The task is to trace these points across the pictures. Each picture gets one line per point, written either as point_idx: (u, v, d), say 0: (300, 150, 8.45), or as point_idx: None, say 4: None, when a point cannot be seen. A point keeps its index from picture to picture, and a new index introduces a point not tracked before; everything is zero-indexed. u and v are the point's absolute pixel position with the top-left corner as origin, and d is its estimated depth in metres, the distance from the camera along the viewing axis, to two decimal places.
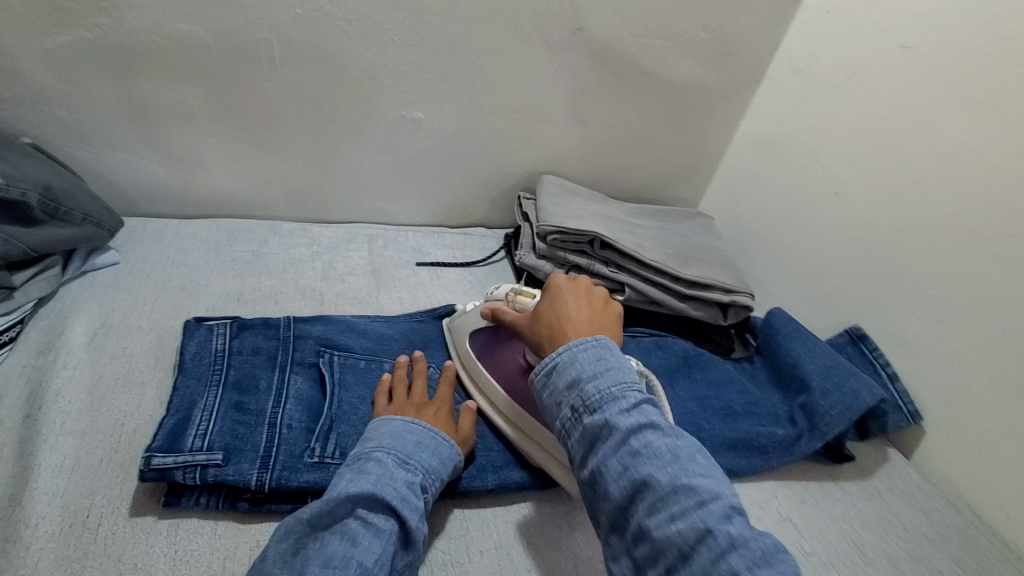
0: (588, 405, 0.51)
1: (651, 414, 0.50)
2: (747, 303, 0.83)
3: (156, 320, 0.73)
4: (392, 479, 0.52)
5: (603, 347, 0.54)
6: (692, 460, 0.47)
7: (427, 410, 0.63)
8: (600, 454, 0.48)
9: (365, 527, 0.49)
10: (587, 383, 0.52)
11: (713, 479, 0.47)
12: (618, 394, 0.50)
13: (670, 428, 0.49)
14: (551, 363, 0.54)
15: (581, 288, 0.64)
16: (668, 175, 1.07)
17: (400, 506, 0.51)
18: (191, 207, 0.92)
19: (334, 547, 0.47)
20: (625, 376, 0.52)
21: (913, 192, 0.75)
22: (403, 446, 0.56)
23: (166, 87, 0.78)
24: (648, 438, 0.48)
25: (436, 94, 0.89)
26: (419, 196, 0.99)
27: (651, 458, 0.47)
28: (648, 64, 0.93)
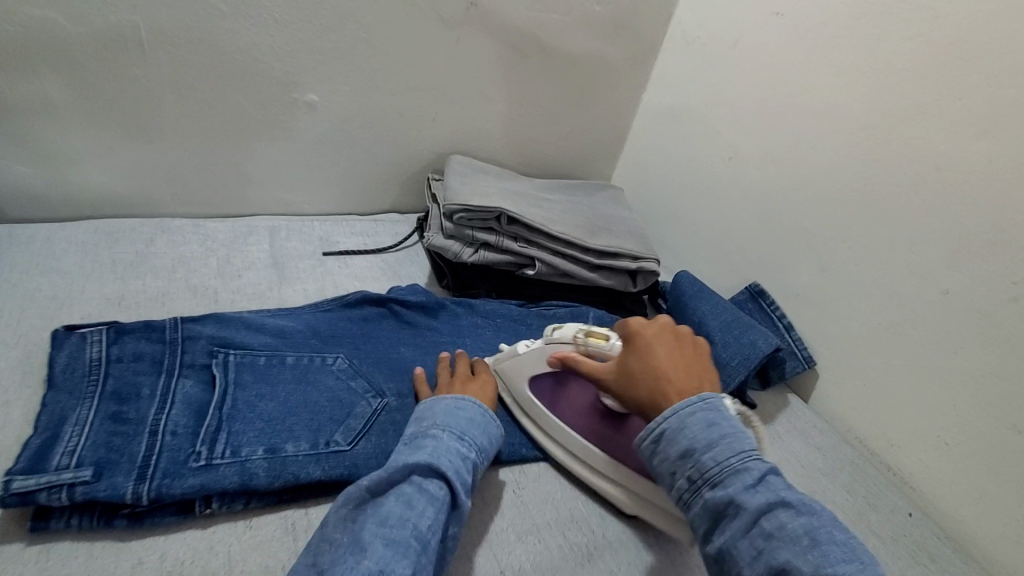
0: (707, 478, 0.48)
1: (777, 488, 0.46)
2: (654, 269, 0.83)
3: (21, 332, 0.62)
4: (447, 451, 0.53)
5: (714, 408, 0.51)
6: (835, 545, 0.43)
7: (469, 386, 0.65)
8: (728, 532, 0.46)
9: (419, 492, 0.48)
10: (703, 454, 0.49)
11: (861, 566, 0.42)
12: (740, 466, 0.47)
13: (805, 503, 0.45)
14: (658, 430, 0.51)
15: (664, 333, 0.59)
16: (579, 149, 1.08)
17: (454, 477, 0.50)
18: (62, 209, 0.82)
19: (390, 509, 0.46)
20: (742, 444, 0.48)
21: (796, 153, 0.82)
22: (456, 423, 0.57)
23: (21, 80, 0.71)
24: (781, 518, 0.44)
25: (330, 74, 0.84)
26: (326, 183, 0.94)
27: (787, 541, 0.43)
28: (548, 39, 0.93)
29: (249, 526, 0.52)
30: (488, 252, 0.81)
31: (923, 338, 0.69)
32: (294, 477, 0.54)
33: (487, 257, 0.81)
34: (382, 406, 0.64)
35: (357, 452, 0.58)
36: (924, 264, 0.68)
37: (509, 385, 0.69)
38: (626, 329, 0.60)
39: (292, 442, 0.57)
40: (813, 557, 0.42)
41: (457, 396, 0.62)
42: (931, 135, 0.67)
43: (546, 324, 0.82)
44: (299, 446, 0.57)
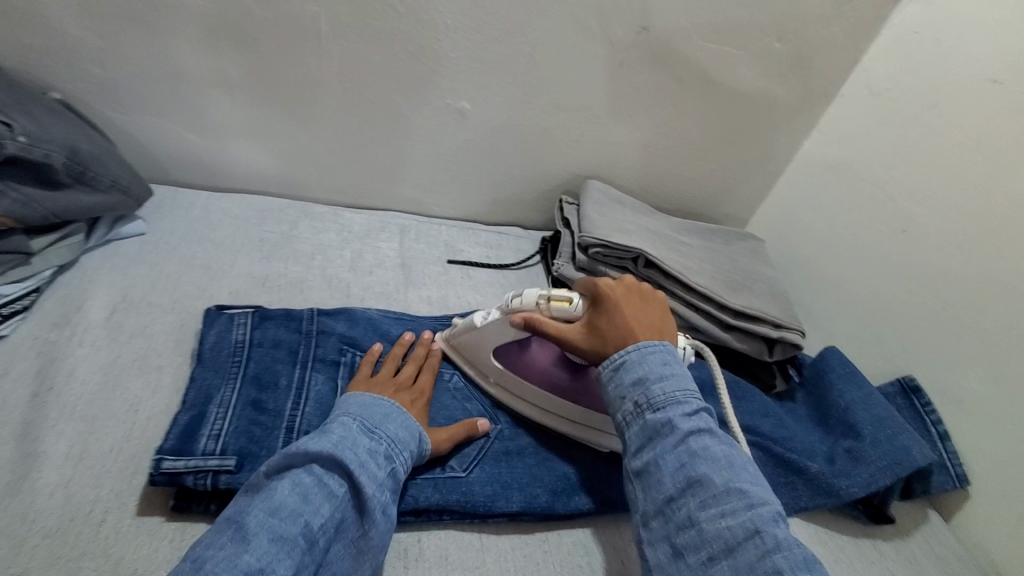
0: (652, 402, 0.52)
1: (708, 422, 0.52)
2: (797, 341, 0.76)
3: (177, 299, 0.65)
4: (354, 444, 0.49)
5: (669, 353, 0.56)
6: (745, 471, 0.49)
7: (403, 394, 0.60)
8: (657, 449, 0.50)
9: (319, 487, 0.46)
10: (652, 383, 0.53)
11: (762, 489, 0.48)
12: (680, 398, 0.52)
13: (725, 438, 0.51)
14: (619, 359, 0.56)
15: (633, 294, 0.61)
16: (719, 190, 1.02)
17: (358, 473, 0.48)
18: (220, 179, 0.88)
19: (283, 500, 0.44)
20: (687, 384, 0.54)
21: (990, 241, 0.71)
22: (369, 415, 0.53)
23: (206, 54, 0.75)
24: (706, 442, 0.50)
25: (487, 83, 0.83)
26: (459, 189, 0.94)
27: (707, 460, 0.48)
28: (713, 71, 0.86)
29: None
30: None
31: None
32: (412, 498, 0.53)
33: None
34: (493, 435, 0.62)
35: (471, 480, 0.56)
36: None
37: (470, 352, 0.66)
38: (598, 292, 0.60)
39: None
40: (724, 475, 0.47)
41: (377, 395, 0.57)
42: None
43: None
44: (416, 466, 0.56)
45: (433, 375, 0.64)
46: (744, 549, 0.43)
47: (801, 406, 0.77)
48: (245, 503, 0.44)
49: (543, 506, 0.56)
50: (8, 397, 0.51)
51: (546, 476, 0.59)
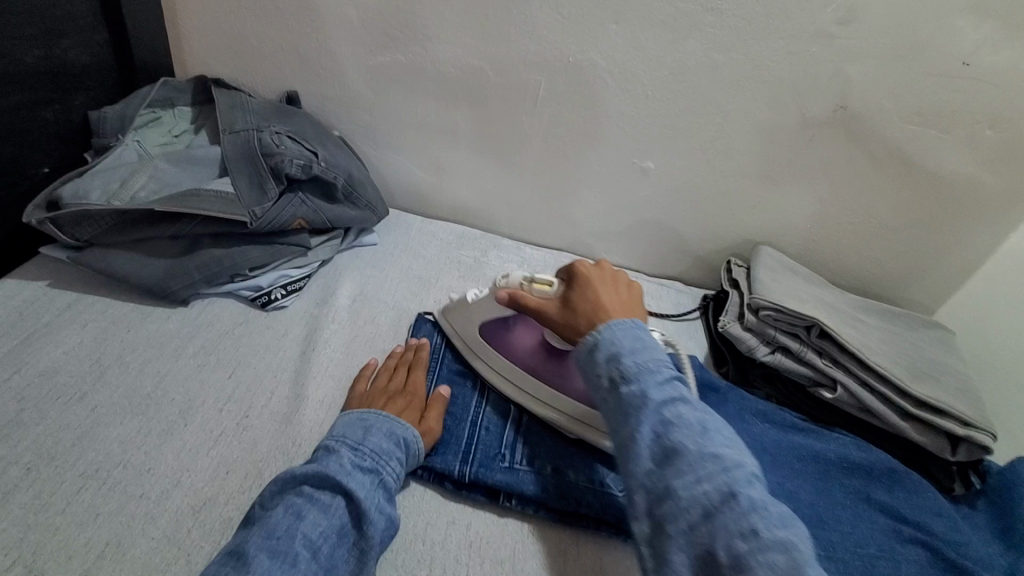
0: (625, 376, 0.53)
1: (680, 390, 0.52)
2: (989, 446, 0.69)
3: (397, 299, 0.81)
4: (337, 460, 0.52)
5: (638, 328, 0.57)
6: (719, 434, 0.49)
7: (398, 399, 0.62)
8: (632, 423, 0.50)
9: (311, 503, 0.48)
10: (625, 357, 0.54)
11: (736, 450, 0.48)
12: (654, 368, 0.53)
13: (701, 406, 0.51)
14: (592, 338, 0.57)
15: (605, 275, 0.65)
16: (904, 273, 0.97)
17: (346, 481, 0.50)
18: (432, 208, 1.06)
19: (276, 520, 0.46)
20: (658, 355, 0.55)
21: None
22: (353, 434, 0.56)
23: (446, 108, 0.93)
24: (680, 410, 0.50)
25: (673, 147, 0.90)
26: (629, 239, 1.02)
27: (682, 427, 0.48)
28: (912, 152, 0.85)
29: (532, 532, 0.58)
30: (784, 357, 0.77)
31: None
32: (574, 502, 0.58)
33: (782, 362, 0.77)
34: None
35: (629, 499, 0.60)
36: None
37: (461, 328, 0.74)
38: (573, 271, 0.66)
39: (574, 469, 0.62)
40: (698, 439, 0.47)
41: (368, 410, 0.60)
42: None
43: (830, 447, 0.73)
44: (578, 475, 0.61)
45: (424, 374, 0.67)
46: (721, 513, 0.43)
47: (989, 520, 0.69)
48: (244, 534, 0.46)
49: None
50: (288, 351, 0.68)
51: None
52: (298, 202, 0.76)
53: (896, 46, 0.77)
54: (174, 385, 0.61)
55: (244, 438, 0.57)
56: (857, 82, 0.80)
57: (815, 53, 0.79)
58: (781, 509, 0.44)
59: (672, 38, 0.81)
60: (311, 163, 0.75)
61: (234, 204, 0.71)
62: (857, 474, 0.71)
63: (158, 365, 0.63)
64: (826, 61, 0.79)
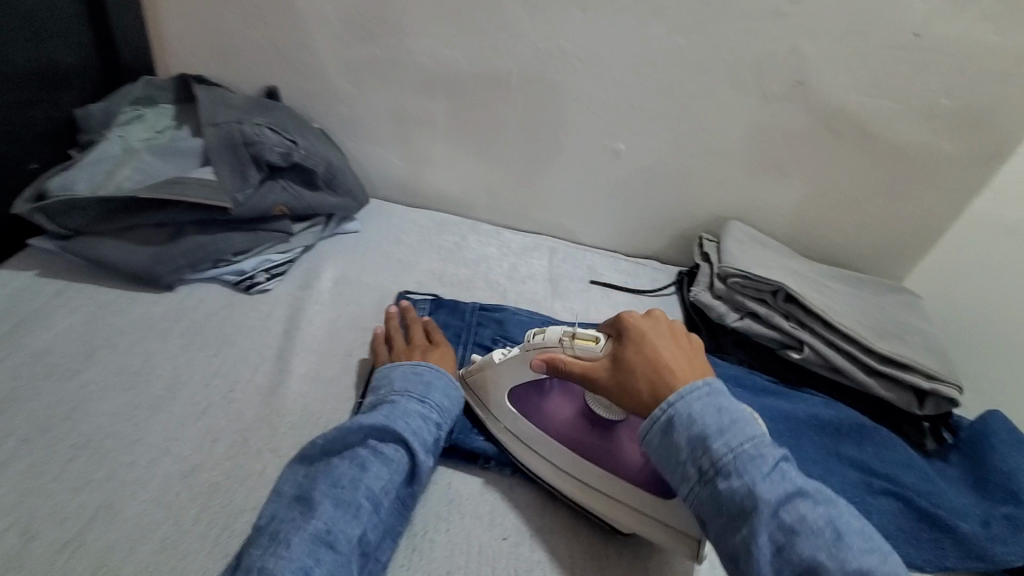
0: (721, 467, 0.48)
1: (790, 477, 0.47)
2: (953, 397, 0.72)
3: (379, 281, 0.83)
4: (402, 415, 0.56)
5: (717, 396, 0.52)
6: (849, 533, 0.44)
7: (431, 353, 0.67)
8: (747, 531, 0.45)
9: (375, 455, 0.52)
10: (715, 441, 0.49)
11: (874, 554, 0.43)
12: (753, 454, 0.48)
13: (817, 492, 0.47)
14: (667, 417, 0.51)
15: (660, 328, 0.59)
16: (872, 244, 1.00)
17: (410, 440, 0.54)
18: (412, 198, 1.08)
19: (343, 471, 0.50)
20: (752, 431, 0.49)
21: None
22: (414, 388, 0.60)
23: (422, 99, 0.96)
24: (801, 510, 0.45)
25: (644, 128, 0.94)
26: (605, 221, 1.04)
27: (809, 535, 0.44)
28: (872, 125, 0.89)
29: (511, 491, 0.62)
30: (754, 322, 0.80)
31: None
32: None
33: (752, 327, 0.79)
34: None
35: None
36: None
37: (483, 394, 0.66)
38: (622, 326, 0.59)
39: None
40: (835, 550, 0.43)
41: (412, 362, 0.64)
42: None
43: (800, 406, 0.76)
44: None
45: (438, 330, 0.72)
46: None
47: (956, 469, 0.71)
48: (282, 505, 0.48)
49: None
50: (272, 330, 0.71)
51: None
52: (280, 189, 0.79)
53: (849, 22, 0.80)
54: (163, 363, 0.63)
55: (230, 409, 0.60)
56: (814, 58, 0.84)
57: (772, 31, 0.82)
58: None
59: (635, 22, 0.84)
60: (291, 151, 0.78)
61: (217, 190, 0.73)
62: (827, 431, 0.73)
63: (147, 345, 0.65)
64: (783, 39, 0.83)
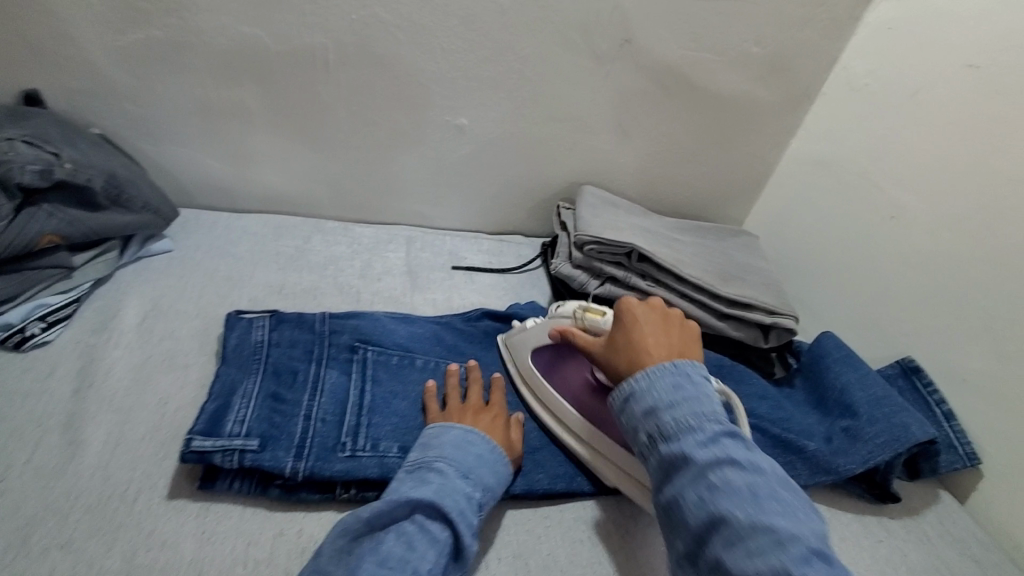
0: (664, 433, 0.50)
1: (730, 447, 0.47)
2: (792, 327, 0.77)
3: (200, 305, 0.72)
4: (454, 490, 0.51)
5: (681, 374, 0.53)
6: (775, 499, 0.44)
7: (484, 418, 0.60)
8: (676, 484, 0.47)
9: (421, 533, 0.47)
10: (663, 412, 0.51)
11: (795, 522, 0.42)
12: (695, 425, 0.49)
13: (755, 462, 0.46)
14: (627, 390, 0.54)
15: (657, 314, 0.61)
16: (714, 191, 1.05)
17: (457, 520, 0.49)
18: (242, 202, 0.95)
19: (389, 549, 0.45)
20: (704, 406, 0.50)
21: (978, 220, 0.71)
22: (464, 459, 0.54)
23: (228, 87, 0.83)
24: (727, 473, 0.45)
25: (483, 100, 0.89)
26: (461, 201, 0.99)
27: (729, 493, 0.44)
28: (697, 78, 0.91)
29: None
30: (614, 286, 0.80)
31: None
32: None
33: (611, 291, 0.80)
34: None
35: None
36: None
37: (516, 357, 0.71)
38: (620, 308, 0.61)
39: None
40: (749, 508, 0.43)
41: (468, 427, 0.58)
42: None
43: None
44: None
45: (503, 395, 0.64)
46: None
47: (801, 391, 0.77)
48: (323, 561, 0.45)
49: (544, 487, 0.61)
50: (56, 393, 0.58)
51: (549, 462, 0.63)
52: (43, 218, 0.63)
53: None
54: None
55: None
56: (637, 14, 0.83)
57: None
58: None
59: None
60: (52, 167, 0.62)
61: None
62: None
63: None
64: None
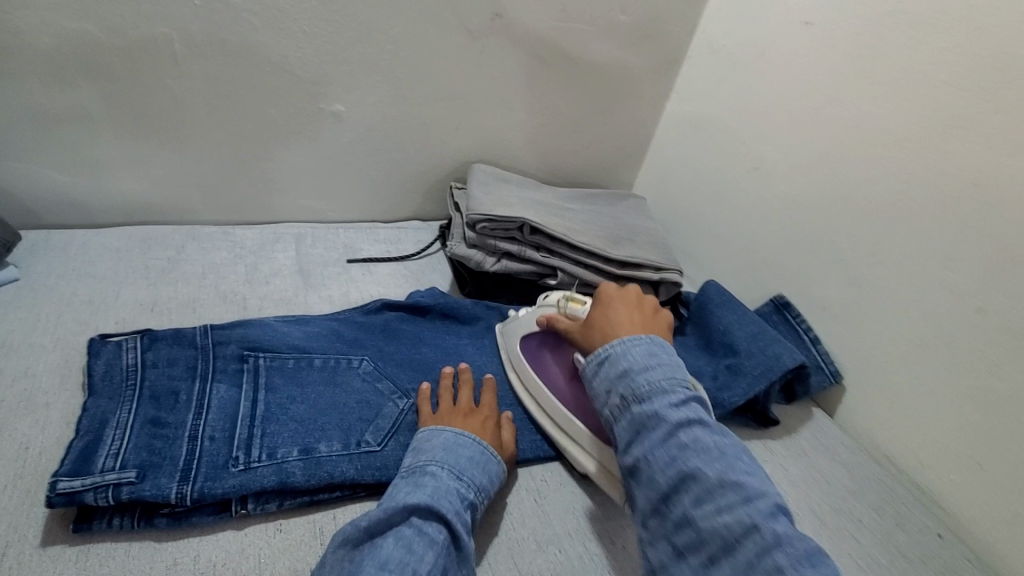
0: (638, 395, 0.54)
1: (697, 410, 0.52)
2: (677, 280, 0.83)
3: (59, 336, 0.65)
4: (448, 491, 0.50)
5: (654, 344, 0.58)
6: (740, 461, 0.49)
7: (475, 418, 0.61)
8: (647, 443, 0.51)
9: (419, 536, 0.46)
10: (636, 375, 0.55)
11: (758, 479, 0.48)
12: (667, 389, 0.53)
13: (720, 427, 0.52)
14: (604, 355, 0.59)
15: (629, 299, 0.67)
16: (602, 159, 1.09)
17: (455, 520, 0.48)
18: (100, 216, 0.86)
19: (388, 553, 0.44)
20: (675, 372, 0.55)
21: (825, 162, 0.79)
22: (456, 460, 0.54)
23: (60, 90, 0.73)
24: (696, 433, 0.50)
25: (357, 83, 0.85)
26: (350, 192, 0.96)
27: (698, 452, 0.49)
28: (571, 48, 0.93)
29: (281, 528, 0.51)
30: (510, 261, 0.81)
31: (953, 354, 0.66)
32: (328, 476, 0.53)
33: (509, 266, 0.81)
34: (408, 407, 0.62)
35: (387, 453, 0.56)
36: (957, 280, 0.65)
37: (506, 345, 0.73)
38: (598, 293, 0.68)
39: (324, 442, 0.56)
40: (719, 464, 0.48)
41: (459, 429, 0.58)
42: (970, 151, 0.64)
43: None
44: (331, 446, 0.55)
45: (493, 395, 0.65)
46: (743, 545, 0.43)
47: (691, 338, 0.83)
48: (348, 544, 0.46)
49: None
50: None
51: None
52: None
53: None
54: None
55: None
56: None
57: None
58: (807, 542, 0.43)
59: None
60: None
61: None
62: None
63: None
64: None
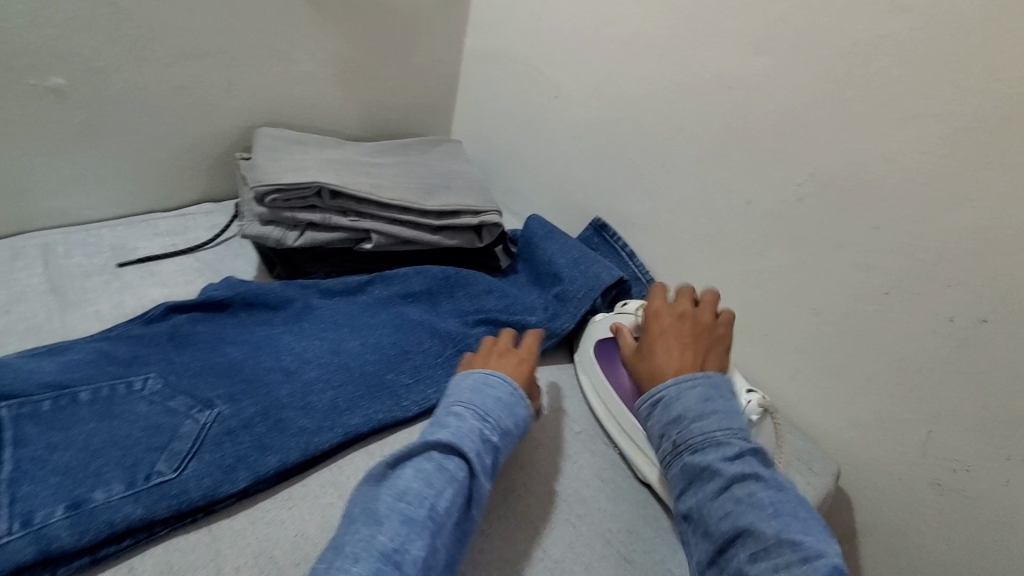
0: (690, 444, 0.54)
1: (754, 463, 0.51)
2: (497, 221, 0.83)
3: None
4: (467, 431, 0.50)
5: (713, 388, 0.57)
6: (797, 516, 0.47)
7: (508, 356, 0.62)
8: (702, 495, 0.51)
9: (438, 471, 0.47)
10: (691, 423, 0.54)
11: (817, 535, 0.46)
12: (722, 440, 0.52)
13: (776, 480, 0.50)
14: (659, 395, 0.58)
15: (684, 320, 0.63)
16: (410, 105, 1.02)
17: (475, 460, 0.49)
18: None
19: (405, 485, 0.46)
20: (730, 421, 0.54)
21: (611, 83, 0.81)
22: (481, 402, 0.54)
23: None
24: (751, 488, 0.49)
25: (75, 48, 0.69)
26: (108, 183, 0.79)
27: (754, 509, 0.48)
28: None
29: None
30: (316, 231, 0.74)
31: (736, 245, 0.73)
32: (107, 526, 0.45)
33: (315, 238, 0.74)
34: (213, 418, 0.54)
35: (186, 478, 0.49)
36: (729, 178, 0.72)
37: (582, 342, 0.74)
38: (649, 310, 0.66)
39: (102, 488, 0.47)
40: (773, 523, 0.46)
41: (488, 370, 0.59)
42: (722, 56, 0.69)
43: (388, 292, 0.74)
44: (110, 490, 0.47)
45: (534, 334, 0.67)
46: None
47: (522, 274, 0.84)
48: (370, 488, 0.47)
49: (275, 466, 0.53)
50: None
51: (279, 441, 0.55)
52: None
53: None
54: None
55: None
56: None
57: None
58: None
59: None
60: None
61: None
62: (415, 304, 0.74)
63: None
64: None
